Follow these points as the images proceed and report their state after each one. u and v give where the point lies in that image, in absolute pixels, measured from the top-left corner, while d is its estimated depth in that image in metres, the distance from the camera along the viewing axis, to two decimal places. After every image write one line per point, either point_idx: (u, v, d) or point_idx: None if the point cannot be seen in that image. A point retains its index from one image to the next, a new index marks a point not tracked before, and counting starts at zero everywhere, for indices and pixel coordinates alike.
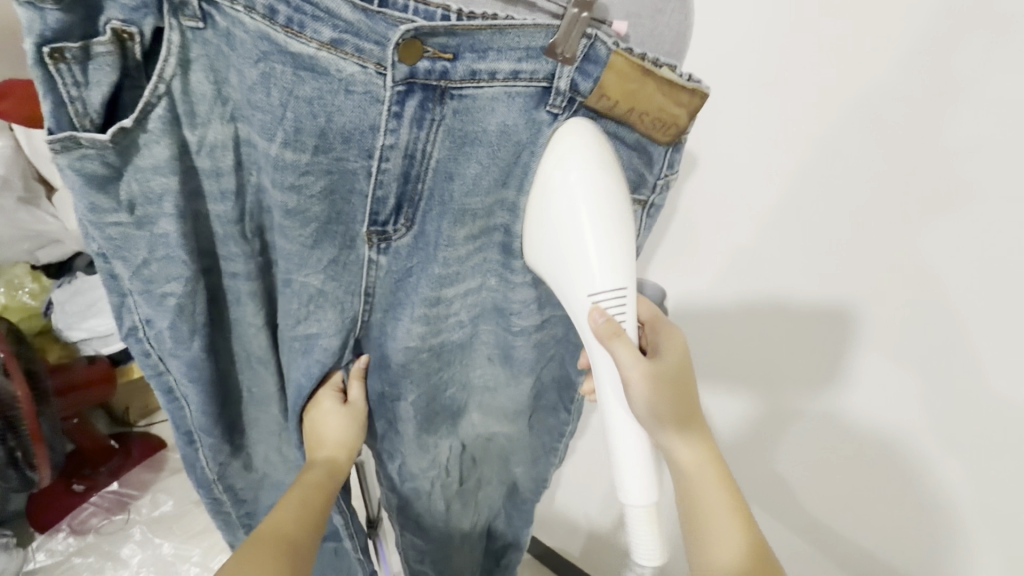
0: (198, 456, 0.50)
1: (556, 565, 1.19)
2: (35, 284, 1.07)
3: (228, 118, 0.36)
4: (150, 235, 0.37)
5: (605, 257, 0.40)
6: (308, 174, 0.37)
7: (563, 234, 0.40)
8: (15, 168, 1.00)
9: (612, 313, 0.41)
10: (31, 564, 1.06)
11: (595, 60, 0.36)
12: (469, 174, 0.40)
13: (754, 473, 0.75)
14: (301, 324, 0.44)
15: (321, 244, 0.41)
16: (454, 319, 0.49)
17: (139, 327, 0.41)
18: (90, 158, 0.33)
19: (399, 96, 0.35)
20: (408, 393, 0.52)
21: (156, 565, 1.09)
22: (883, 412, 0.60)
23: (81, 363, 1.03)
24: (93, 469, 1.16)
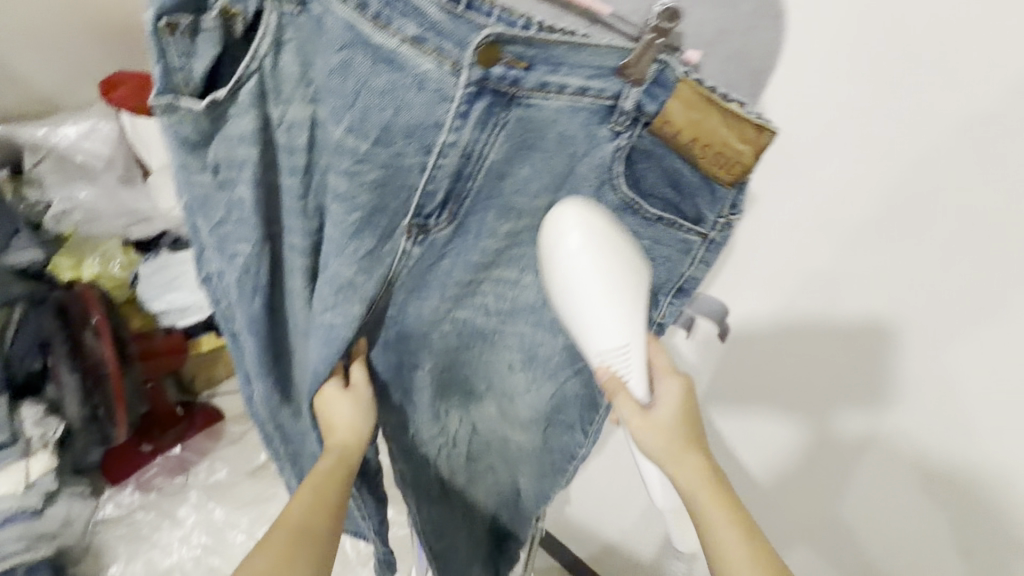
0: (252, 391, 0.55)
1: None
2: (124, 258, 1.13)
3: (310, 99, 0.38)
4: (229, 197, 0.41)
5: (613, 320, 0.41)
6: (364, 163, 0.39)
7: (579, 301, 0.41)
8: (118, 152, 1.13)
9: (618, 369, 0.43)
10: (101, 513, 1.16)
11: (663, 84, 0.37)
12: (519, 175, 0.42)
13: (810, 510, 0.67)
14: (328, 311, 0.44)
15: (361, 234, 0.42)
16: (479, 300, 0.50)
17: (212, 275, 0.47)
18: (184, 120, 0.38)
19: (468, 96, 0.37)
20: (424, 361, 0.54)
21: (208, 529, 1.16)
22: (969, 455, 0.51)
23: (161, 334, 1.14)
24: (161, 432, 1.24)
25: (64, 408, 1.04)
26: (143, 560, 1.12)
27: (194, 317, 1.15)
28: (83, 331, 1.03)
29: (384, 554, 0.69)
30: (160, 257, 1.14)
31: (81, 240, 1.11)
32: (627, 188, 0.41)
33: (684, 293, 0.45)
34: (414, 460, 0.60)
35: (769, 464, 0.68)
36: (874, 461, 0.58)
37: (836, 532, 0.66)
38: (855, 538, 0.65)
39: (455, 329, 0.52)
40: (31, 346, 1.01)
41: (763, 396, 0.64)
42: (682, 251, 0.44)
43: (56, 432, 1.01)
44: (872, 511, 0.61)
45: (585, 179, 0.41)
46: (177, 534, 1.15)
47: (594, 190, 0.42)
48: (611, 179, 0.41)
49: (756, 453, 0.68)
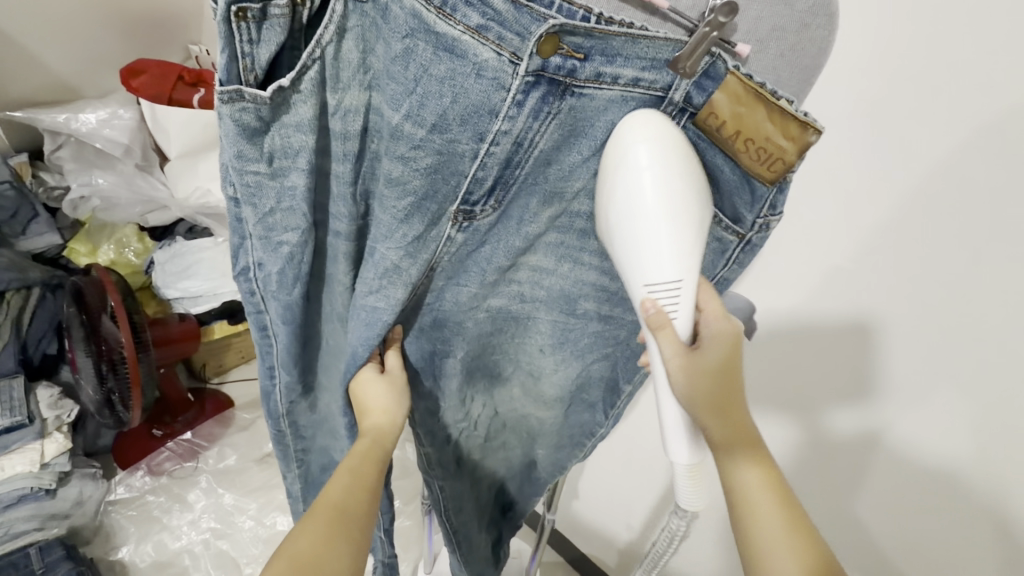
0: (275, 389, 0.56)
1: (589, 571, 1.19)
2: (139, 244, 1.17)
3: (366, 85, 0.39)
4: (281, 185, 0.41)
5: (671, 245, 0.38)
6: (419, 149, 0.39)
7: (635, 214, 0.38)
8: (137, 140, 1.13)
9: (665, 304, 0.40)
10: (113, 495, 1.18)
11: (713, 77, 0.37)
12: (566, 162, 0.42)
13: (817, 506, 0.73)
14: (371, 295, 0.46)
15: (411, 219, 0.42)
16: (515, 286, 0.51)
17: (251, 267, 0.46)
18: (248, 111, 0.36)
19: (526, 86, 0.36)
20: (457, 349, 0.55)
21: (217, 513, 1.18)
22: (936, 443, 0.58)
23: (175, 319, 1.14)
24: (172, 417, 1.26)
25: (81, 390, 1.07)
26: (154, 541, 1.13)
27: (206, 304, 1.17)
28: (99, 316, 1.01)
29: (388, 557, 0.73)
30: (173, 245, 1.15)
31: (99, 225, 1.15)
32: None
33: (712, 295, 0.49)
34: (438, 440, 0.64)
35: (785, 471, 0.74)
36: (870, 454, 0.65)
37: (847, 527, 0.71)
38: (865, 532, 0.69)
39: (490, 317, 0.53)
40: (47, 330, 1.07)
41: (773, 399, 0.71)
42: (717, 250, 0.46)
43: (71, 415, 1.05)
44: (878, 511, 0.67)
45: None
46: (187, 518, 1.17)
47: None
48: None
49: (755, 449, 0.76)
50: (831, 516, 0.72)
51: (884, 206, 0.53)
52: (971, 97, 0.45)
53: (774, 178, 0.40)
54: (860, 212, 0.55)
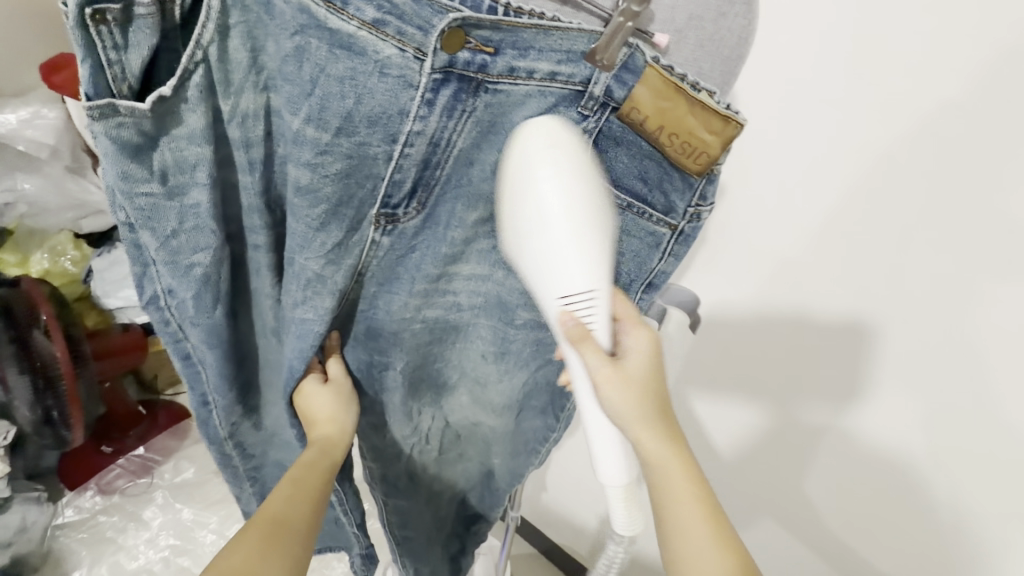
0: (212, 415, 0.53)
1: (565, 562, 1.20)
2: (76, 251, 1.10)
3: (262, 86, 0.37)
4: (181, 205, 0.39)
5: (579, 261, 0.40)
6: (327, 154, 0.37)
7: (537, 237, 0.39)
8: (65, 141, 1.04)
9: (581, 315, 0.43)
10: (61, 518, 1.11)
11: (632, 69, 0.37)
12: (487, 161, 0.41)
13: (779, 485, 0.79)
14: (301, 307, 0.45)
15: (328, 226, 0.41)
16: (451, 298, 0.51)
17: (161, 295, 0.43)
18: (127, 126, 0.34)
19: (434, 83, 0.36)
20: (396, 360, 0.54)
21: (177, 529, 1.13)
22: (890, 433, 0.65)
23: (117, 331, 1.08)
24: (121, 433, 1.19)
25: (14, 411, 0.97)
26: (109, 563, 1.08)
27: None
28: (30, 331, 0.94)
29: (365, 548, 0.69)
30: (114, 252, 1.10)
31: (26, 233, 1.06)
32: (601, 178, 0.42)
33: (653, 288, 0.48)
34: (384, 455, 0.65)
35: (737, 443, 0.80)
36: (829, 435, 0.70)
37: (801, 505, 0.78)
38: (812, 509, 0.77)
39: (427, 327, 0.52)
40: None
41: (738, 387, 0.76)
42: (650, 240, 0.46)
43: (6, 438, 0.98)
44: (825, 490, 0.75)
45: None
46: (144, 536, 1.12)
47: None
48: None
49: (718, 425, 0.81)
50: (791, 500, 0.79)
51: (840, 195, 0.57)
52: (911, 99, 0.49)
53: (700, 169, 0.40)
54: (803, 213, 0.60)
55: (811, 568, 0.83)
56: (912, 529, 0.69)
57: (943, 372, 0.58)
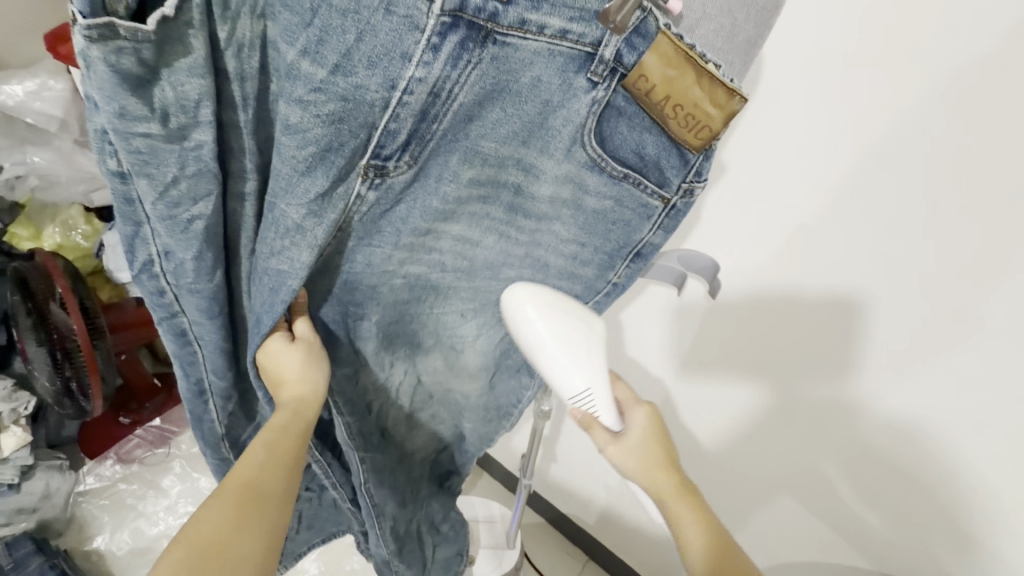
0: (208, 408, 0.55)
1: (567, 529, 1.22)
2: (88, 226, 1.10)
3: (259, 14, 0.36)
4: (181, 148, 0.38)
5: (575, 371, 0.50)
6: (321, 92, 0.36)
7: (546, 363, 0.50)
8: (73, 113, 1.02)
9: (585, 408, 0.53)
10: (83, 485, 1.16)
11: (643, 34, 0.37)
12: (487, 119, 0.41)
13: (783, 459, 0.83)
14: (274, 258, 0.43)
15: (314, 171, 0.39)
16: (435, 257, 0.51)
17: (155, 259, 0.43)
18: (126, 52, 0.32)
19: (443, 27, 0.34)
20: (371, 313, 0.54)
21: (194, 496, 1.17)
22: (895, 393, 0.67)
23: (131, 304, 1.12)
24: (138, 404, 1.19)
25: (35, 381, 1.01)
26: (130, 528, 1.13)
27: None
28: (47, 303, 0.95)
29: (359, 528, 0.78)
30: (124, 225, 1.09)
31: (40, 207, 1.08)
32: (594, 145, 0.43)
33: (640, 257, 0.49)
34: (365, 419, 0.65)
35: (748, 415, 0.83)
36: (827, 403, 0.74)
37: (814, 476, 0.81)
38: (830, 481, 0.80)
39: (408, 286, 0.53)
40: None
41: (742, 365, 0.79)
42: (642, 212, 0.46)
43: (28, 407, 1.00)
44: (842, 467, 0.78)
45: (558, 138, 0.43)
46: (163, 504, 1.16)
47: (566, 150, 0.43)
48: (580, 137, 0.42)
49: (724, 401, 0.84)
50: (798, 470, 0.83)
51: (857, 162, 0.58)
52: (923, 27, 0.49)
53: (701, 145, 0.41)
54: (818, 168, 0.60)
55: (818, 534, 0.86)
56: (917, 497, 0.72)
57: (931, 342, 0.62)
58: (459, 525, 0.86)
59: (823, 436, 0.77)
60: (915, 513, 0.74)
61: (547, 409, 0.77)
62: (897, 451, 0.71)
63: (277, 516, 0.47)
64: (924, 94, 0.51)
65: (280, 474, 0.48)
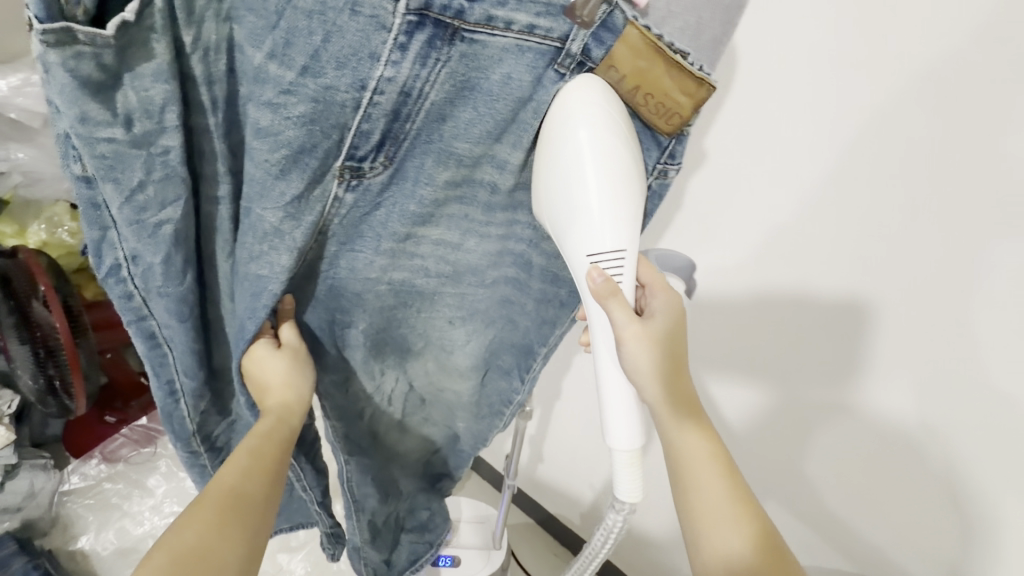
0: (178, 407, 0.54)
1: (557, 530, 1.23)
2: (73, 224, 1.10)
3: (224, 17, 0.36)
4: (147, 154, 0.37)
5: (611, 215, 0.40)
6: (291, 94, 0.36)
7: (576, 194, 0.40)
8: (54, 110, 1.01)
9: (610, 274, 0.42)
10: (68, 485, 1.15)
11: (610, 27, 0.38)
12: (461, 119, 0.41)
13: (772, 462, 0.82)
14: (255, 262, 0.43)
15: (288, 174, 0.39)
16: (418, 263, 0.51)
17: (122, 263, 0.42)
18: (85, 57, 0.32)
19: (409, 26, 0.35)
20: (359, 320, 0.54)
21: (179, 496, 1.17)
22: (902, 407, 0.64)
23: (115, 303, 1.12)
24: (124, 403, 1.20)
25: (18, 379, 1.00)
26: (115, 528, 1.12)
27: None
28: (30, 301, 0.95)
29: (330, 527, 0.73)
30: None
31: (23, 204, 1.07)
32: None
33: None
34: (348, 418, 0.65)
35: (744, 422, 0.81)
36: (820, 409, 0.72)
37: (806, 485, 0.80)
38: (817, 488, 0.78)
39: (397, 299, 0.53)
40: None
41: (735, 366, 0.78)
42: None
43: (11, 407, 1.02)
44: (830, 473, 0.76)
45: (528, 134, 0.42)
46: (148, 503, 1.16)
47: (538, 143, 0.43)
48: None
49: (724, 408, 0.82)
50: (790, 480, 0.81)
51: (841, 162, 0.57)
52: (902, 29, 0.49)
53: (671, 130, 0.42)
54: (801, 169, 0.59)
55: (810, 544, 0.84)
56: (919, 509, 0.69)
57: (929, 345, 0.59)
58: (447, 525, 0.86)
59: (813, 439, 0.75)
60: (916, 526, 0.71)
61: (531, 410, 0.77)
62: (893, 467, 0.69)
63: (259, 526, 0.47)
64: (903, 94, 0.51)
65: (262, 483, 0.48)
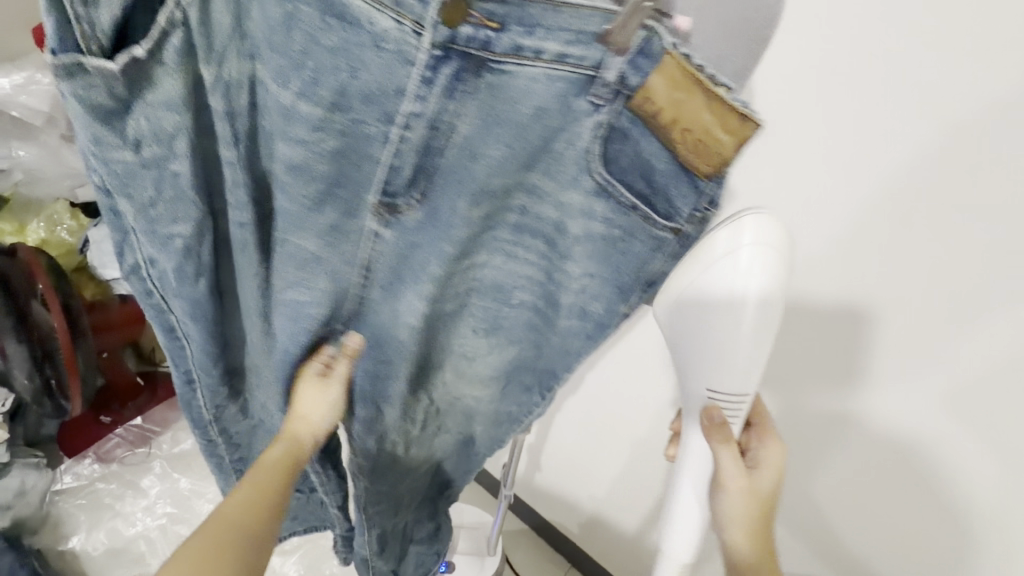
0: (195, 397, 0.53)
1: (555, 539, 1.22)
2: (73, 222, 1.09)
3: (246, 55, 0.38)
4: (160, 173, 0.39)
5: (746, 361, 0.44)
6: (322, 131, 0.39)
7: (719, 324, 0.43)
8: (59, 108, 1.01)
9: (727, 413, 0.47)
10: (60, 484, 1.14)
11: (648, 54, 0.36)
12: (491, 155, 0.41)
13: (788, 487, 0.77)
14: (295, 287, 0.47)
15: (322, 208, 0.43)
16: (455, 294, 0.50)
17: (142, 264, 0.44)
18: (97, 88, 0.34)
19: (434, 61, 0.36)
20: (398, 359, 0.53)
21: (173, 497, 1.16)
22: (903, 414, 0.63)
23: (115, 302, 1.11)
24: (121, 404, 1.22)
25: (9, 378, 0.96)
26: (106, 529, 1.11)
27: None
28: (29, 302, 0.95)
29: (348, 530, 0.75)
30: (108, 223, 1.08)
31: (24, 203, 1.08)
32: (603, 171, 0.41)
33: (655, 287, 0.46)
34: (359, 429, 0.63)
35: None
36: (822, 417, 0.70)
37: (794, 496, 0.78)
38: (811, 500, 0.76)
39: (422, 342, 0.52)
40: None
41: None
42: (654, 246, 0.44)
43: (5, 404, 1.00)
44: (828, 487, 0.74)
45: (563, 163, 0.42)
46: (141, 504, 1.14)
47: (574, 178, 0.42)
48: (589, 164, 0.41)
49: None
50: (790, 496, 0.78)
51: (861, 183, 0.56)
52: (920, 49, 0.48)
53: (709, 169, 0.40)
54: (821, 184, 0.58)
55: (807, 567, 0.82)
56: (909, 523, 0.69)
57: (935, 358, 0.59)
58: (449, 534, 0.85)
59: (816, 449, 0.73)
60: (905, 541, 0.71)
61: None
62: (901, 494, 0.68)
63: (258, 551, 0.49)
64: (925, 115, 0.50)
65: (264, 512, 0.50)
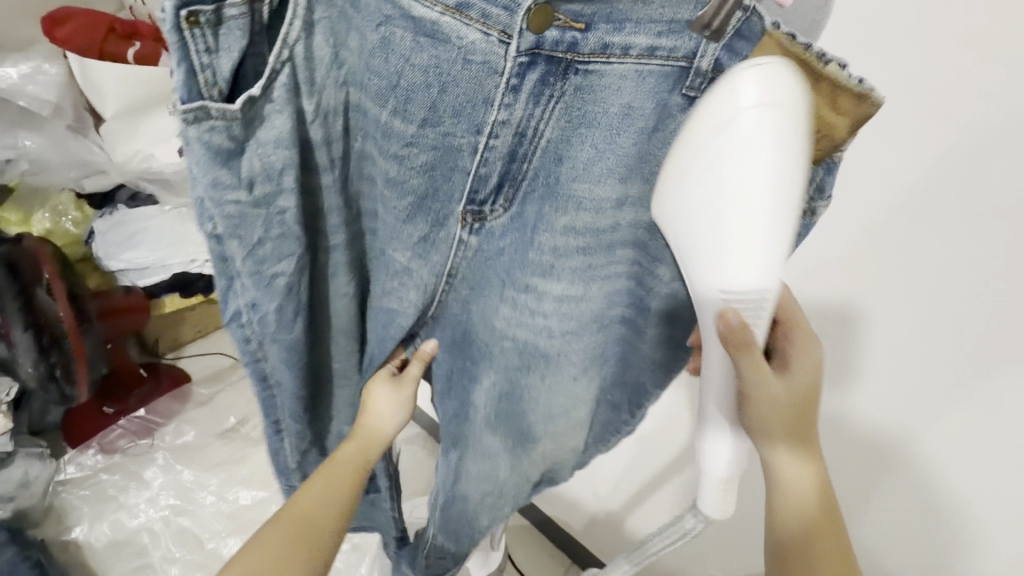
0: (283, 444, 0.52)
1: (556, 534, 1.23)
2: (78, 213, 1.09)
3: (341, 82, 0.36)
4: (267, 213, 0.37)
5: (771, 244, 0.33)
6: (414, 146, 0.37)
7: (727, 199, 0.32)
8: (66, 97, 1.04)
9: (746, 317, 0.36)
10: (63, 475, 1.14)
11: (746, 35, 0.33)
12: (579, 158, 0.38)
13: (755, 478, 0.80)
14: (387, 296, 0.46)
15: (414, 219, 0.41)
16: (541, 322, 0.45)
17: (244, 311, 0.40)
18: (218, 130, 0.32)
19: (521, 67, 0.34)
20: (484, 376, 0.50)
21: (176, 489, 1.16)
22: (893, 412, 0.63)
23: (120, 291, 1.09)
24: (126, 393, 1.23)
25: (14, 366, 0.95)
26: (109, 520, 1.11)
27: (153, 278, 1.08)
28: (34, 288, 0.95)
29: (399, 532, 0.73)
30: (116, 214, 1.08)
31: (30, 191, 1.05)
32: None
33: None
34: None
35: None
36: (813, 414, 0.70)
37: None
38: None
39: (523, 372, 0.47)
40: None
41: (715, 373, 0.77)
42: None
43: (9, 394, 0.96)
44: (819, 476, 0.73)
45: (653, 159, 0.39)
46: (144, 496, 1.14)
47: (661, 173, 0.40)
48: None
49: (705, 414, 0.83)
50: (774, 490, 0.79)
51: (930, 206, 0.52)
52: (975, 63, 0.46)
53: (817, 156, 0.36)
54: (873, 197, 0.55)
55: None
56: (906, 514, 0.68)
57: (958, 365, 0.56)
58: None
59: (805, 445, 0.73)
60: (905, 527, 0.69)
61: None
62: (901, 482, 0.66)
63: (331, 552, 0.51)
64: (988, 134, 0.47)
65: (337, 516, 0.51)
